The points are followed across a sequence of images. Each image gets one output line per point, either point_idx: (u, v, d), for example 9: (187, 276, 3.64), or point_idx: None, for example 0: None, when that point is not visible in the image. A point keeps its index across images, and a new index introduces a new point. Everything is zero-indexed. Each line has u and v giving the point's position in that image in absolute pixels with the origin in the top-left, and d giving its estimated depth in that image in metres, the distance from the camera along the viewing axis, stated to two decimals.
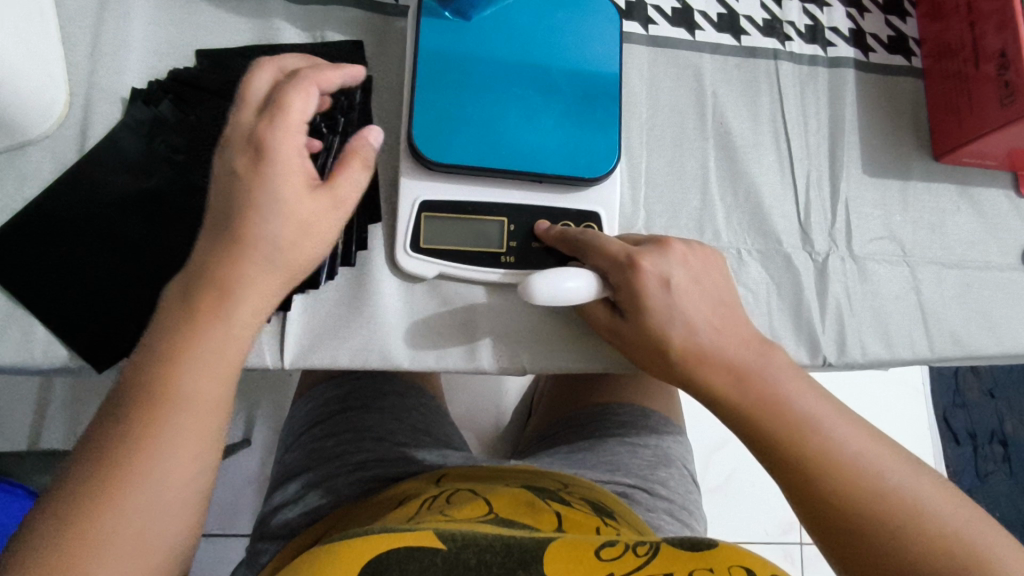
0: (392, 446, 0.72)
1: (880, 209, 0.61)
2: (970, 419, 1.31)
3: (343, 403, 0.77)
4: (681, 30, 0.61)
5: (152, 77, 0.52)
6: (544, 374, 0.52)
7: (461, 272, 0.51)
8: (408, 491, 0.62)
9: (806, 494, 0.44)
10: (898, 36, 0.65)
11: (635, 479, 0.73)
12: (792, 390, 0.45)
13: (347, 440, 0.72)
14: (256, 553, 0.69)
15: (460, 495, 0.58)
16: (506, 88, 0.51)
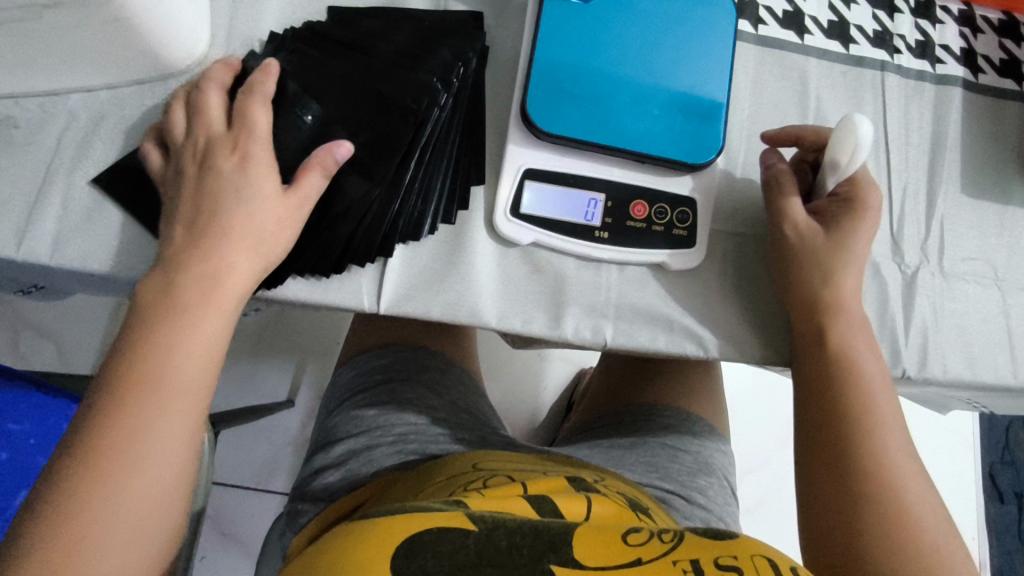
0: (433, 423, 0.72)
1: (975, 230, 0.60)
2: (1019, 478, 1.26)
3: (386, 374, 0.77)
4: (791, 32, 0.62)
5: (286, 26, 0.55)
6: (621, 350, 0.53)
7: (556, 243, 0.52)
8: (448, 471, 0.60)
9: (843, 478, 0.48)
10: (1011, 60, 0.64)
11: (672, 485, 0.72)
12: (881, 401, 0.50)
13: (389, 409, 0.72)
14: (296, 513, 0.68)
15: (496, 478, 0.56)
16: (597, 82, 0.52)
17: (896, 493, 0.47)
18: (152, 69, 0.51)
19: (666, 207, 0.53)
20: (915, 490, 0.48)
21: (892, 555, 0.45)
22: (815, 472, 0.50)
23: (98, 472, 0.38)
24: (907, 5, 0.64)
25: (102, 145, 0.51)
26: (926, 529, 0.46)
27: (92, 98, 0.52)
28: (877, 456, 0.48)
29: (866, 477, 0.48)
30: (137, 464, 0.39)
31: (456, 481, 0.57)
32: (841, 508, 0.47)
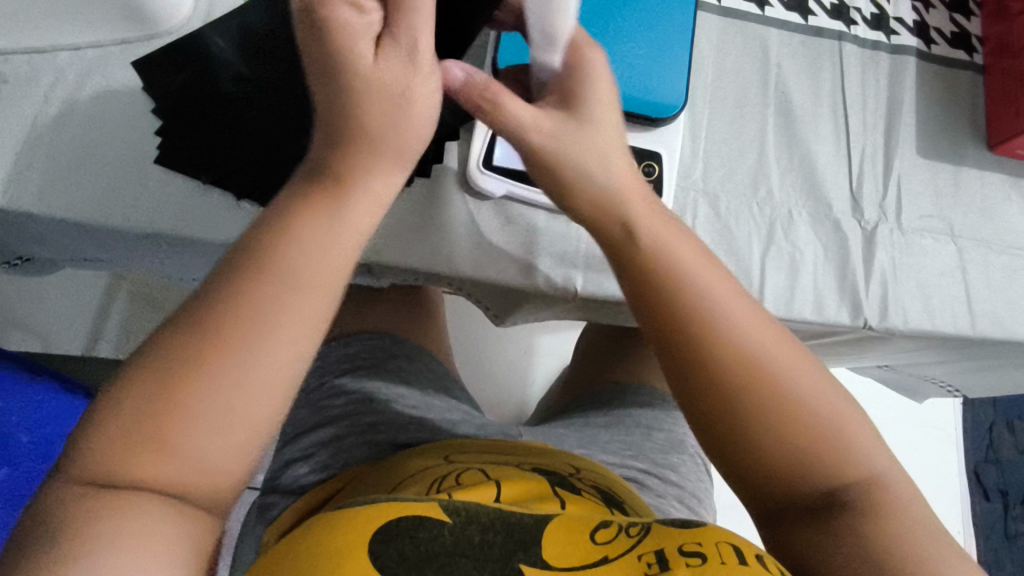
0: (404, 413, 0.69)
1: (931, 190, 0.63)
2: (1002, 476, 1.28)
3: (351, 363, 0.74)
4: (752, 4, 0.65)
5: None
6: (593, 297, 0.55)
7: (528, 195, 0.54)
8: (420, 465, 0.60)
9: (715, 395, 0.43)
10: (961, 33, 0.68)
11: (645, 464, 0.73)
12: (735, 315, 0.44)
13: (355, 400, 0.70)
14: (265, 507, 0.66)
15: (469, 473, 0.56)
16: (527, 64, 0.55)
17: (722, 343, 0.43)
18: (136, 28, 0.53)
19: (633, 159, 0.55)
20: (771, 349, 0.43)
21: (743, 422, 0.42)
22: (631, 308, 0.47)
23: (215, 361, 0.34)
24: None
25: (88, 100, 0.53)
26: (796, 398, 0.42)
27: (78, 56, 0.53)
28: (698, 297, 0.44)
29: (688, 328, 0.44)
30: (251, 358, 0.35)
31: (431, 474, 0.57)
32: (689, 374, 0.43)
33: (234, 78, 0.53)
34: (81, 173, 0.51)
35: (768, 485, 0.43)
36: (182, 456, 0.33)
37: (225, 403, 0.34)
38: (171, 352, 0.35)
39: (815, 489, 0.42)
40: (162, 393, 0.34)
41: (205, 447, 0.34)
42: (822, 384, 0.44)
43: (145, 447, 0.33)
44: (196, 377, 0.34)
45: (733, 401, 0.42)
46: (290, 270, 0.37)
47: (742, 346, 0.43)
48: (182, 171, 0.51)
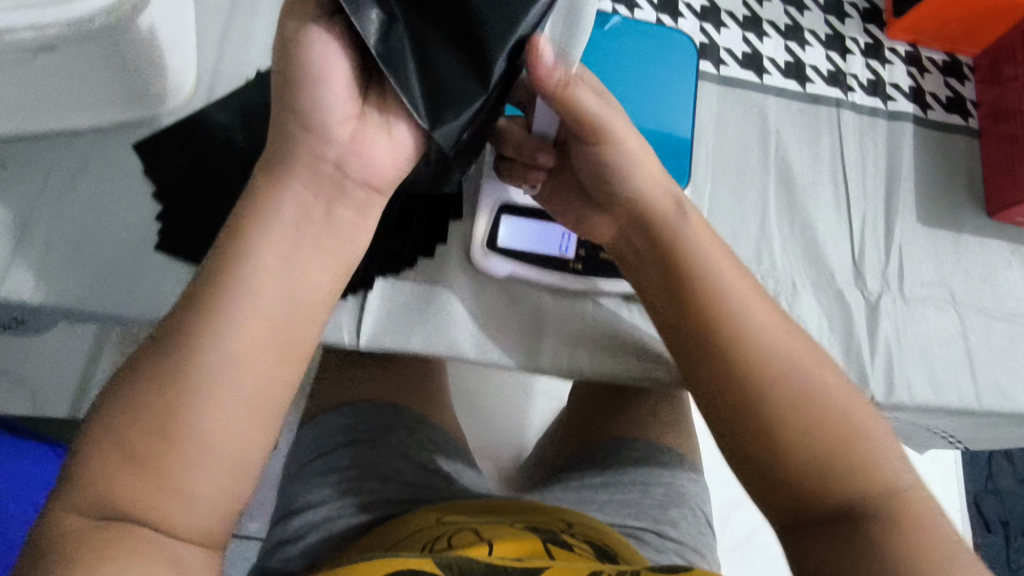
0: (405, 481, 0.64)
1: (932, 257, 0.63)
2: (1004, 507, 1.27)
3: (346, 435, 0.67)
4: (750, 72, 0.65)
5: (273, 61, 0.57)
6: (599, 377, 0.54)
7: (532, 275, 0.54)
8: (411, 530, 0.56)
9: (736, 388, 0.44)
10: (956, 97, 0.69)
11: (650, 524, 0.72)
12: (759, 316, 0.45)
13: (351, 477, 0.63)
14: None
15: (464, 536, 0.53)
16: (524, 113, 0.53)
17: (737, 341, 0.44)
18: (132, 112, 0.52)
19: None
20: (795, 357, 0.44)
21: (763, 415, 0.43)
22: (655, 302, 0.49)
23: (190, 386, 0.36)
24: (858, 46, 0.68)
25: (83, 186, 0.52)
26: (817, 397, 0.43)
27: (74, 141, 0.53)
28: (718, 294, 0.46)
29: (710, 322, 0.45)
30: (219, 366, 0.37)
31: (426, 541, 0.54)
32: (705, 378, 0.45)
33: (237, 162, 0.53)
34: (75, 261, 0.50)
35: (784, 488, 0.42)
36: (167, 481, 0.35)
37: (202, 429, 0.36)
38: (139, 385, 0.36)
39: (838, 493, 0.41)
40: (144, 428, 0.35)
41: (188, 477, 0.35)
42: (846, 390, 0.44)
43: (140, 469, 0.35)
44: (169, 406, 0.36)
45: (752, 405, 0.43)
46: (259, 303, 0.38)
47: (759, 345, 0.44)
48: (181, 257, 0.51)
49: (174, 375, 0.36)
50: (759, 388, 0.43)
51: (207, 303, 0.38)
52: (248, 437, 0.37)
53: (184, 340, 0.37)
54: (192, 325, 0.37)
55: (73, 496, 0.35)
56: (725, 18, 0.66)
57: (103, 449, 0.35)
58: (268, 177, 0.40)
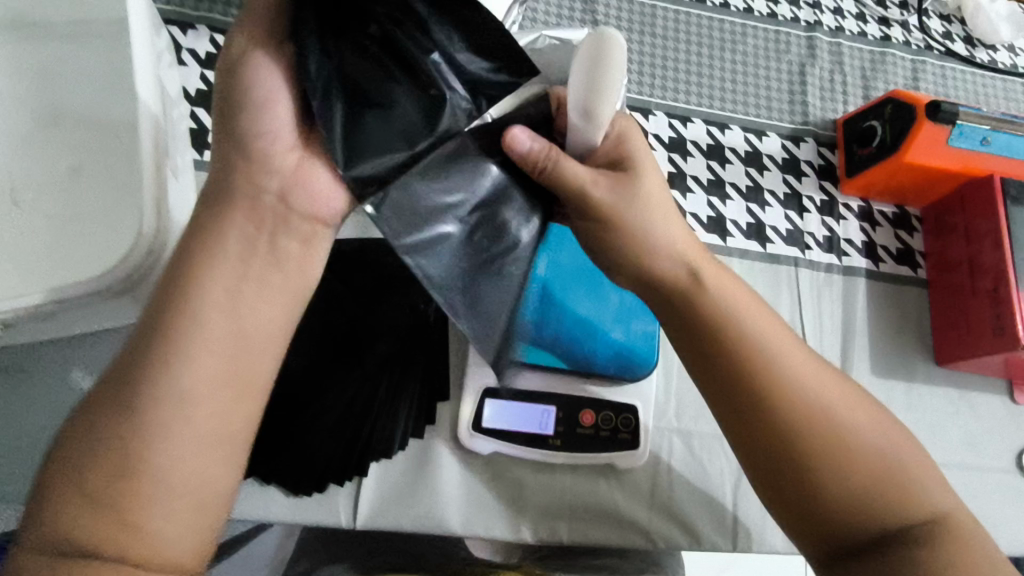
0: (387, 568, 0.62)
1: (887, 408, 0.68)
2: None
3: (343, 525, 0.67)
4: (715, 236, 0.71)
5: None
6: (578, 545, 0.58)
7: (515, 452, 0.58)
8: None
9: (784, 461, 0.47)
10: (906, 249, 0.74)
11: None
12: (796, 365, 0.49)
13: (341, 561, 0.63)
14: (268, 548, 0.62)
15: None
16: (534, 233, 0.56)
17: (778, 393, 0.48)
18: None
19: (611, 414, 0.60)
20: (824, 391, 0.49)
21: (806, 451, 0.47)
22: (686, 357, 0.51)
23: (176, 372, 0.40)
24: (814, 203, 0.74)
25: None
26: (840, 425, 0.48)
27: (94, 339, 0.58)
28: (758, 366, 0.48)
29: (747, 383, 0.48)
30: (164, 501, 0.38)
31: None
32: (739, 403, 0.48)
33: None
34: None
35: (831, 526, 0.46)
36: (154, 489, 0.38)
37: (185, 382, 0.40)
38: (120, 385, 0.39)
39: (868, 490, 0.46)
40: (106, 491, 0.37)
41: (155, 523, 0.37)
42: (861, 410, 0.49)
43: (114, 502, 0.37)
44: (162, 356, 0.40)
45: (792, 450, 0.47)
46: (207, 341, 0.41)
47: (794, 389, 0.48)
48: None
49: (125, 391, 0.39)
50: (800, 445, 0.47)
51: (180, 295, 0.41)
52: (227, 414, 0.41)
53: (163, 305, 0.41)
54: (164, 318, 0.40)
55: (51, 514, 0.37)
56: (690, 183, 0.72)
57: (70, 535, 0.36)
58: (201, 303, 0.41)
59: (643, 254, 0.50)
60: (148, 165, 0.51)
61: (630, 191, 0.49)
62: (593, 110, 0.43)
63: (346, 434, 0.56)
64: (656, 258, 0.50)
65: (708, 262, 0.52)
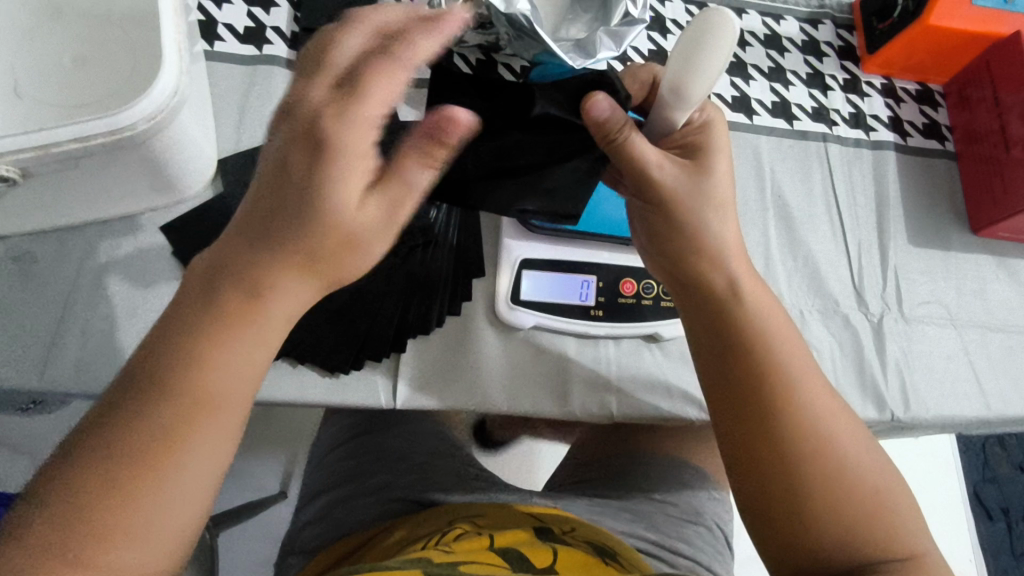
0: (410, 472, 0.71)
1: (927, 276, 0.67)
2: (1002, 492, 1.25)
3: (362, 425, 0.77)
4: (741, 114, 0.69)
5: None
6: (628, 419, 0.57)
7: (557, 325, 0.56)
8: (417, 526, 0.62)
9: (773, 488, 0.46)
10: (932, 124, 0.73)
11: (658, 537, 0.70)
12: (815, 402, 0.47)
13: (367, 460, 0.72)
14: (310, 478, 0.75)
15: (465, 532, 0.59)
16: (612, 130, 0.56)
17: (785, 407, 0.47)
18: (163, 195, 0.54)
19: (653, 282, 0.58)
20: (839, 429, 0.47)
21: (799, 489, 0.45)
22: (700, 357, 0.51)
23: (178, 409, 0.38)
24: (837, 82, 0.73)
25: (116, 269, 0.54)
26: (837, 449, 0.46)
27: (107, 229, 0.55)
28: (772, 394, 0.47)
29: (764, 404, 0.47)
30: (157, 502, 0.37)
31: (426, 537, 0.59)
32: (746, 411, 0.47)
33: None
34: (120, 348, 0.51)
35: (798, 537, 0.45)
36: (115, 531, 0.36)
37: (191, 427, 0.38)
38: (119, 401, 0.38)
39: (839, 519, 0.45)
40: (81, 515, 0.35)
41: (114, 556, 0.35)
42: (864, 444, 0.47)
43: (86, 529, 0.35)
44: (183, 378, 0.38)
45: (786, 457, 0.46)
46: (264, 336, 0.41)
47: (803, 407, 0.47)
48: None
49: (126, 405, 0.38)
50: (797, 472, 0.46)
51: (213, 317, 0.39)
52: (214, 450, 0.39)
53: (190, 330, 0.39)
54: (186, 347, 0.39)
55: (23, 529, 0.35)
56: None
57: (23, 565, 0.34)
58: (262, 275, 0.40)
59: (694, 245, 0.50)
60: (168, 9, 0.45)
61: (699, 190, 0.49)
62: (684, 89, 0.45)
63: (380, 315, 0.54)
64: (709, 263, 0.50)
65: (752, 281, 0.50)
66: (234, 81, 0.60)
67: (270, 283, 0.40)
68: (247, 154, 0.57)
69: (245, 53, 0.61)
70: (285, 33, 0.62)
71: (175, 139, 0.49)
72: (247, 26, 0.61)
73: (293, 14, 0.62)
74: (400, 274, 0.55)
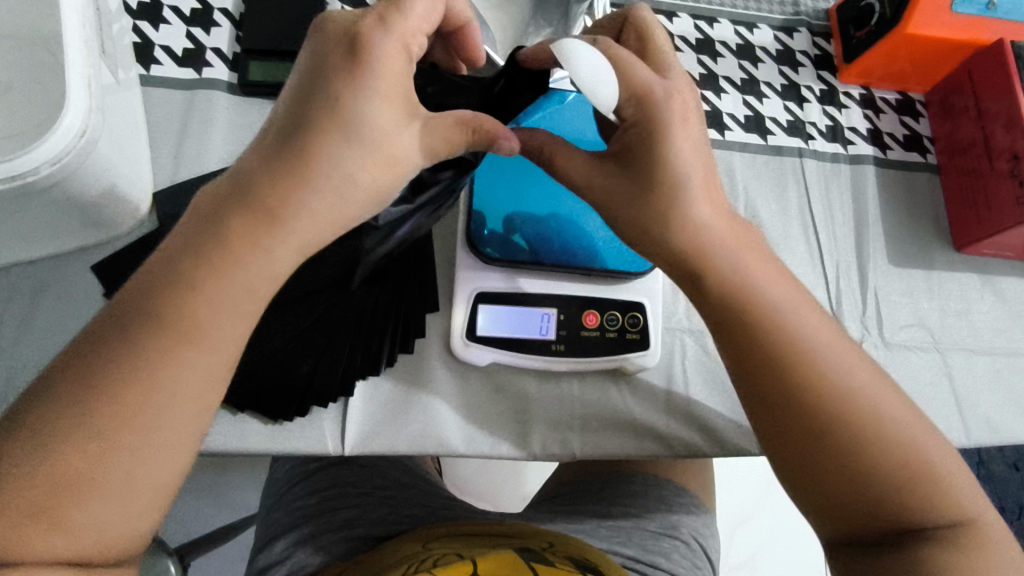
0: (379, 502, 0.69)
1: (908, 297, 0.64)
2: (997, 492, 1.22)
3: (323, 459, 0.74)
4: (712, 130, 0.66)
5: (231, 160, 0.56)
6: (593, 459, 0.54)
7: (516, 361, 0.53)
8: (398, 552, 0.59)
9: (832, 475, 0.42)
10: (913, 135, 0.70)
11: (635, 552, 0.67)
12: (859, 385, 0.43)
13: (333, 494, 0.69)
14: (269, 526, 0.71)
15: (446, 557, 0.56)
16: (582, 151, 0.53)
17: (825, 396, 0.43)
18: (92, 233, 0.51)
19: (617, 313, 0.55)
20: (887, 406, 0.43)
21: (858, 475, 0.42)
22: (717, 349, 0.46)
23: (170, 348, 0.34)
24: (814, 94, 0.70)
25: (41, 315, 0.50)
26: (885, 423, 0.43)
27: (31, 270, 0.51)
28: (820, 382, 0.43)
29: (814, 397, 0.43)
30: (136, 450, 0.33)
31: (404, 563, 0.56)
32: (787, 406, 0.43)
33: None
34: None
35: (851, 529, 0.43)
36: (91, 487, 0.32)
37: (179, 369, 0.34)
38: (102, 350, 0.34)
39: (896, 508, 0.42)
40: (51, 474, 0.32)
41: (88, 506, 0.32)
42: (918, 426, 0.43)
43: (62, 482, 0.32)
44: (178, 316, 0.35)
45: (839, 452, 0.42)
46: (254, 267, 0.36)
47: (842, 391, 0.43)
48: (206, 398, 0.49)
49: (114, 350, 0.34)
50: (853, 456, 0.42)
51: (224, 249, 0.35)
52: (207, 397, 0.36)
53: (190, 260, 0.35)
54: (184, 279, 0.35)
55: None
56: None
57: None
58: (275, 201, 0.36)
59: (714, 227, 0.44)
60: (75, 43, 0.42)
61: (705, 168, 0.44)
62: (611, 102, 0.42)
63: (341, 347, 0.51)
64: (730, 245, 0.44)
65: (770, 269, 0.46)
66: (172, 107, 0.57)
67: (278, 208, 0.36)
68: (183, 186, 0.54)
69: (184, 77, 0.57)
70: (227, 55, 0.59)
71: (95, 179, 0.45)
72: (185, 48, 0.58)
73: (235, 34, 0.59)
74: (345, 312, 0.52)
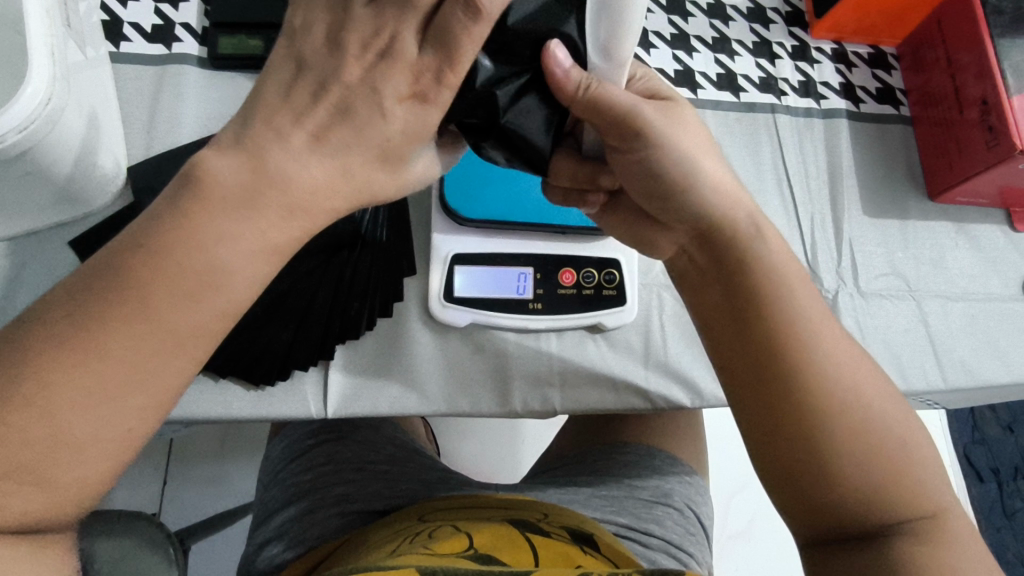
0: (374, 477, 0.70)
1: (882, 248, 0.64)
2: (992, 454, 1.23)
3: (317, 436, 0.74)
4: (685, 89, 0.66)
5: (204, 131, 0.56)
6: (576, 415, 0.54)
7: (493, 319, 0.54)
8: (394, 528, 0.60)
9: (812, 463, 0.42)
10: (886, 88, 0.71)
11: (628, 519, 0.68)
12: (861, 377, 0.44)
13: (327, 471, 0.70)
14: (266, 504, 0.72)
15: (443, 531, 0.58)
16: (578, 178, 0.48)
17: (797, 401, 0.43)
18: (67, 209, 0.51)
19: (593, 270, 0.56)
20: (886, 407, 0.44)
21: (842, 462, 0.42)
22: (719, 337, 0.46)
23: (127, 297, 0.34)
24: (786, 50, 0.70)
25: (21, 289, 0.51)
26: (880, 421, 0.43)
27: (11, 247, 0.52)
28: (821, 367, 0.43)
29: (810, 381, 0.43)
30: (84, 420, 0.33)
31: (401, 536, 0.57)
32: (768, 394, 0.43)
33: None
34: None
35: (821, 525, 0.43)
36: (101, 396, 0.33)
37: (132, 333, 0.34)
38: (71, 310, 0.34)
39: (858, 514, 0.42)
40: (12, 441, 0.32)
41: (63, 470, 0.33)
42: (902, 420, 0.44)
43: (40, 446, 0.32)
44: (182, 240, 0.35)
45: (832, 443, 0.42)
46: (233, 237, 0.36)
47: (840, 376, 0.43)
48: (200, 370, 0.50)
49: (123, 274, 0.34)
50: (837, 439, 0.42)
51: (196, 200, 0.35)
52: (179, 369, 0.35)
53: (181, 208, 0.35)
54: (160, 232, 0.35)
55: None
56: (653, 38, 0.67)
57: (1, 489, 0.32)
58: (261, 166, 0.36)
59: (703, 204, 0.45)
60: (37, 11, 0.42)
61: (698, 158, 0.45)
62: (617, 47, 0.38)
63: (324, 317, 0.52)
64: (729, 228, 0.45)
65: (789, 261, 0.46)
66: (143, 81, 0.57)
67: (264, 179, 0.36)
68: (155, 160, 0.54)
69: (154, 52, 0.58)
70: (195, 29, 0.59)
71: (62, 153, 0.46)
72: (154, 24, 0.58)
73: (203, 9, 0.59)
74: (325, 286, 0.52)
